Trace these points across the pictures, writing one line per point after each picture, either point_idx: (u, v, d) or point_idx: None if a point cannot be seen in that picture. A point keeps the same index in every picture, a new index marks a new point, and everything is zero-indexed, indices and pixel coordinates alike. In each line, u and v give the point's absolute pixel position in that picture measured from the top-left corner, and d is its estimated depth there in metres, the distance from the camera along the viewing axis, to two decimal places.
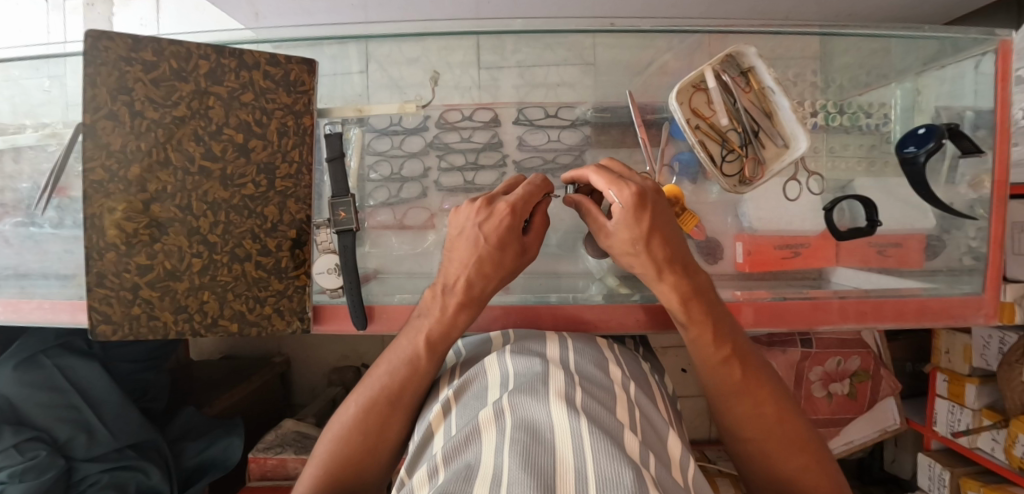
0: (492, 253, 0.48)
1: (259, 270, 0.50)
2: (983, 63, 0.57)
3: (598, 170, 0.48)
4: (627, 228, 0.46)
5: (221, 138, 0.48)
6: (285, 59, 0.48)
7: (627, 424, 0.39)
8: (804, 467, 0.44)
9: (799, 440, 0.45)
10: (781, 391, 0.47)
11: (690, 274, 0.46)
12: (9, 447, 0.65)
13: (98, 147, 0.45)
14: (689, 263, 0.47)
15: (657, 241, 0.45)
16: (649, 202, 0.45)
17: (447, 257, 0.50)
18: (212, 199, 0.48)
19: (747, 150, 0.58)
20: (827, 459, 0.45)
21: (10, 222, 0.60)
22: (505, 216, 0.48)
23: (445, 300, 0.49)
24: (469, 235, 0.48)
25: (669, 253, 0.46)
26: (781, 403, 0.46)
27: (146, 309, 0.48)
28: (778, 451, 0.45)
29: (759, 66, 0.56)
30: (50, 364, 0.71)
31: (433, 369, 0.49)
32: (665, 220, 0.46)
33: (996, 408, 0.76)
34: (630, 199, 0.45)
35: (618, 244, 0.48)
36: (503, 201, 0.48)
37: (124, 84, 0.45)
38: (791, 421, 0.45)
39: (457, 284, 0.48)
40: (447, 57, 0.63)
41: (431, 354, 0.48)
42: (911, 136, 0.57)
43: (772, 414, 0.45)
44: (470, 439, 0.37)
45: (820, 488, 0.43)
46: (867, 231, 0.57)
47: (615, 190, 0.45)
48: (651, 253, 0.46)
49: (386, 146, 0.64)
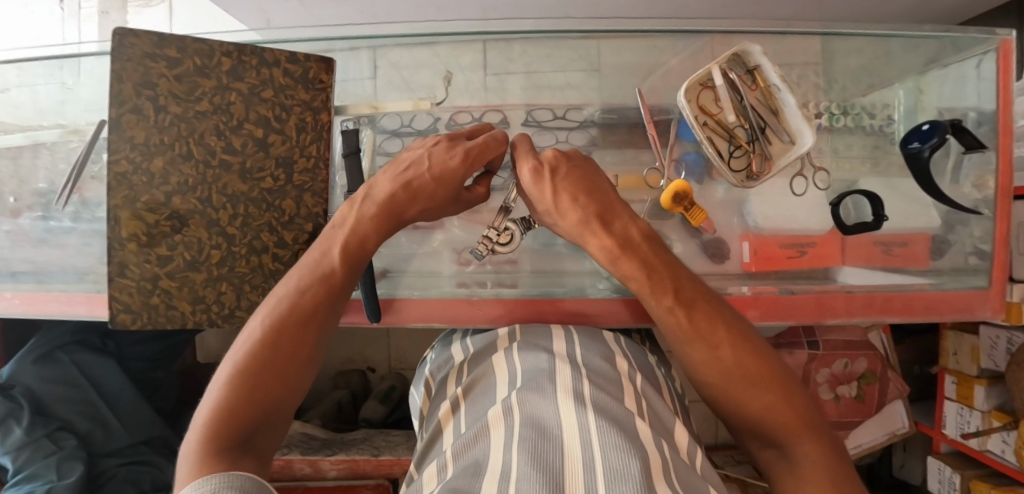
0: (425, 187, 0.48)
1: (276, 263, 0.51)
2: (985, 62, 0.58)
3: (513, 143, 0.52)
4: (535, 194, 0.48)
5: (241, 133, 0.49)
6: (304, 57, 0.49)
7: (635, 411, 0.39)
8: (768, 404, 0.42)
9: (765, 378, 0.43)
10: (740, 332, 0.45)
11: (613, 231, 0.47)
12: (42, 437, 0.69)
13: (122, 139, 0.46)
14: (613, 217, 0.47)
15: (566, 196, 0.47)
16: (546, 170, 0.48)
17: (378, 184, 0.48)
18: (232, 192, 0.50)
19: (754, 146, 0.59)
20: (795, 391, 0.43)
21: (28, 217, 0.61)
22: (456, 160, 0.48)
23: (364, 208, 0.47)
24: (418, 159, 0.49)
25: (581, 211, 0.47)
26: (738, 342, 0.44)
27: (165, 299, 0.49)
28: (742, 394, 0.43)
29: (765, 65, 0.57)
30: (67, 360, 0.75)
31: (349, 283, 0.44)
32: (575, 182, 0.48)
33: (1005, 409, 0.76)
34: (526, 172, 0.48)
35: (540, 211, 0.50)
36: (464, 145, 0.49)
37: (149, 80, 0.46)
38: (751, 358, 0.44)
39: (377, 196, 0.47)
40: (457, 59, 0.65)
41: (346, 266, 0.44)
42: (915, 132, 0.58)
43: (729, 357, 0.44)
44: (479, 436, 0.37)
45: (786, 426, 0.41)
46: (874, 225, 0.58)
47: (519, 163, 0.50)
48: (565, 217, 0.48)
49: (397, 147, 0.64)
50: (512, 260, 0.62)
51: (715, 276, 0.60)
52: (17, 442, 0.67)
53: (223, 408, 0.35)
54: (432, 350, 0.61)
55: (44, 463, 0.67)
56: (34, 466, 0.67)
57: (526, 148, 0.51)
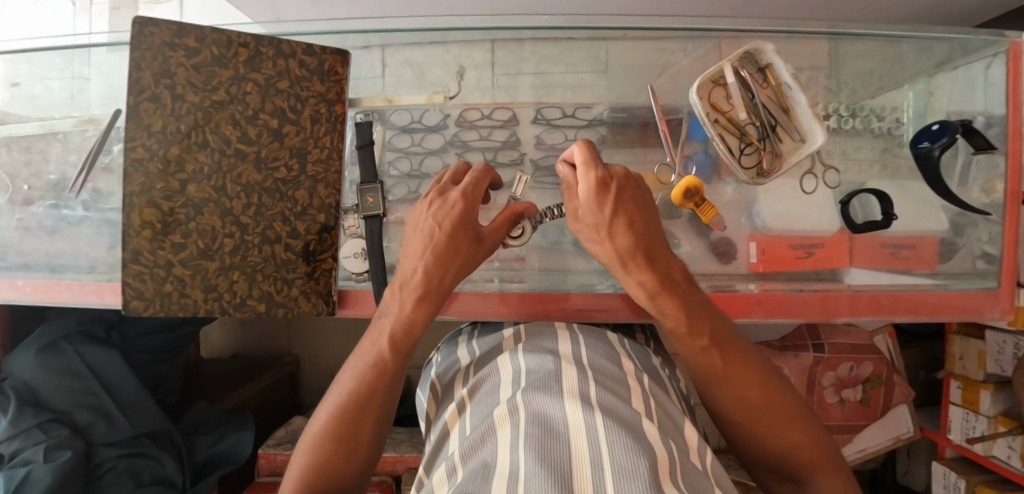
0: (446, 243, 0.47)
1: (288, 253, 0.51)
2: (994, 64, 0.59)
3: (580, 146, 0.48)
4: (593, 211, 0.46)
5: (256, 123, 0.49)
6: (320, 49, 0.50)
7: (643, 414, 0.39)
8: (795, 444, 0.43)
9: (792, 418, 0.44)
10: (767, 372, 0.46)
11: (657, 266, 0.45)
12: (33, 427, 0.68)
13: (140, 127, 0.47)
14: (659, 254, 0.45)
15: (621, 223, 0.45)
16: (612, 184, 0.45)
17: (409, 255, 0.48)
18: (246, 181, 0.50)
19: (764, 144, 0.59)
20: (818, 428, 0.44)
21: (40, 206, 0.62)
22: (456, 203, 0.49)
23: (404, 295, 0.47)
24: (423, 224, 0.49)
25: (632, 241, 0.45)
26: (766, 385, 0.45)
27: (177, 286, 0.50)
28: (766, 431, 0.44)
29: (777, 63, 0.57)
30: (71, 350, 0.75)
31: (400, 367, 0.47)
32: (634, 205, 0.46)
33: (1011, 414, 0.75)
34: (592, 183, 0.45)
35: (587, 225, 0.48)
36: (456, 191, 0.49)
37: (167, 69, 0.46)
38: (778, 397, 0.44)
39: (413, 276, 0.47)
40: (469, 57, 0.65)
41: (395, 352, 0.47)
42: (924, 132, 0.58)
43: (758, 397, 0.44)
44: (485, 436, 0.37)
45: (808, 464, 0.43)
46: (882, 224, 0.58)
47: (585, 173, 0.46)
48: (614, 239, 0.45)
49: (406, 143, 0.65)
50: (519, 257, 0.62)
51: (722, 276, 0.61)
52: (7, 431, 0.67)
53: (298, 482, 0.43)
54: (438, 351, 0.62)
55: (31, 451, 0.67)
56: (24, 454, 0.67)
57: (590, 154, 0.47)
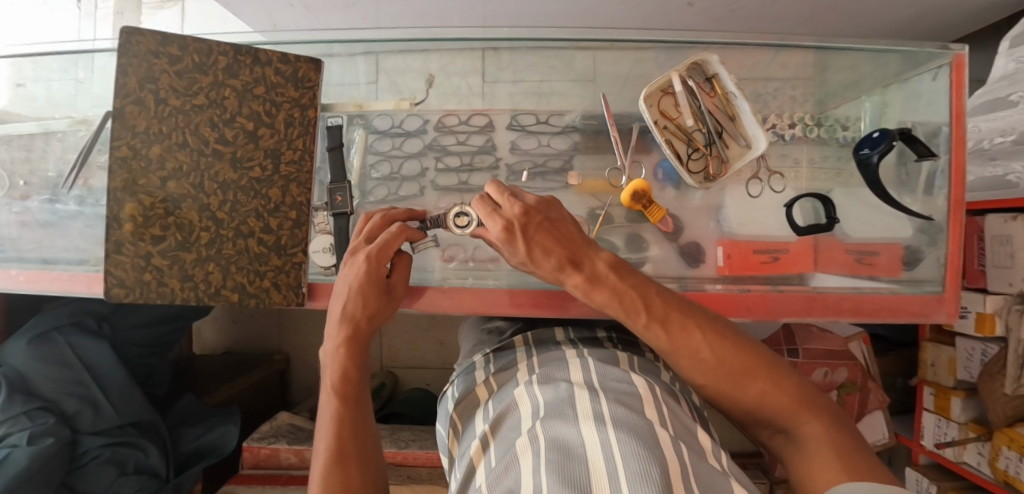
0: (353, 306, 0.50)
1: (261, 247, 0.54)
2: (939, 75, 0.61)
3: (478, 202, 0.50)
4: (513, 253, 0.48)
5: (233, 125, 0.52)
6: (294, 58, 0.53)
7: (658, 422, 0.38)
8: (762, 395, 0.43)
9: (751, 369, 0.44)
10: (716, 331, 0.45)
11: (584, 269, 0.46)
12: (20, 413, 0.71)
13: (125, 127, 0.50)
14: (581, 257, 0.47)
15: (537, 251, 0.46)
16: (515, 224, 0.47)
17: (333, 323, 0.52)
18: (222, 179, 0.53)
19: (711, 150, 0.63)
20: (782, 376, 0.44)
21: (36, 200, 0.66)
22: (361, 266, 0.50)
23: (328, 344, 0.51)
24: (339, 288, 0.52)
25: (555, 260, 0.46)
26: (716, 344, 0.44)
27: (156, 276, 0.52)
28: (733, 390, 0.44)
29: (722, 73, 0.62)
30: (62, 341, 0.78)
31: (359, 402, 0.50)
32: (545, 231, 0.47)
33: (981, 421, 0.79)
34: (498, 233, 0.47)
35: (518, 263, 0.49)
36: (361, 251, 0.51)
37: (151, 75, 0.50)
38: (731, 355, 0.44)
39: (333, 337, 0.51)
40: (445, 66, 0.68)
41: (344, 394, 0.50)
42: (867, 140, 0.61)
43: (710, 357, 0.44)
44: (509, 466, 0.36)
45: (784, 411, 0.43)
46: (826, 227, 0.61)
47: (491, 223, 0.48)
48: (540, 267, 0.47)
49: (387, 147, 0.68)
50: (494, 258, 0.64)
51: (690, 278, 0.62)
52: None
53: None
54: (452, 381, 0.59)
55: (17, 435, 0.69)
56: (11, 438, 0.69)
57: (490, 200, 0.50)
